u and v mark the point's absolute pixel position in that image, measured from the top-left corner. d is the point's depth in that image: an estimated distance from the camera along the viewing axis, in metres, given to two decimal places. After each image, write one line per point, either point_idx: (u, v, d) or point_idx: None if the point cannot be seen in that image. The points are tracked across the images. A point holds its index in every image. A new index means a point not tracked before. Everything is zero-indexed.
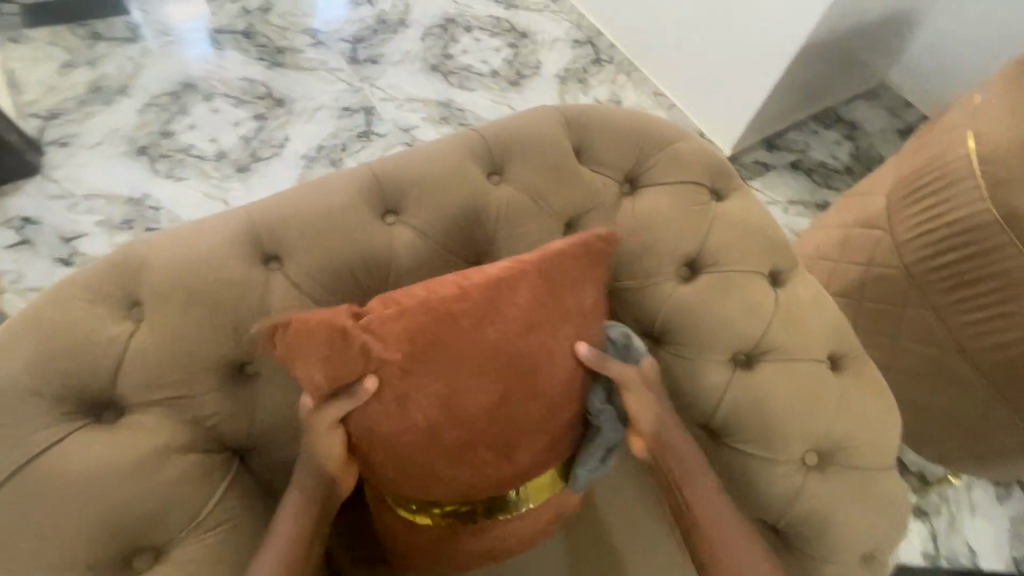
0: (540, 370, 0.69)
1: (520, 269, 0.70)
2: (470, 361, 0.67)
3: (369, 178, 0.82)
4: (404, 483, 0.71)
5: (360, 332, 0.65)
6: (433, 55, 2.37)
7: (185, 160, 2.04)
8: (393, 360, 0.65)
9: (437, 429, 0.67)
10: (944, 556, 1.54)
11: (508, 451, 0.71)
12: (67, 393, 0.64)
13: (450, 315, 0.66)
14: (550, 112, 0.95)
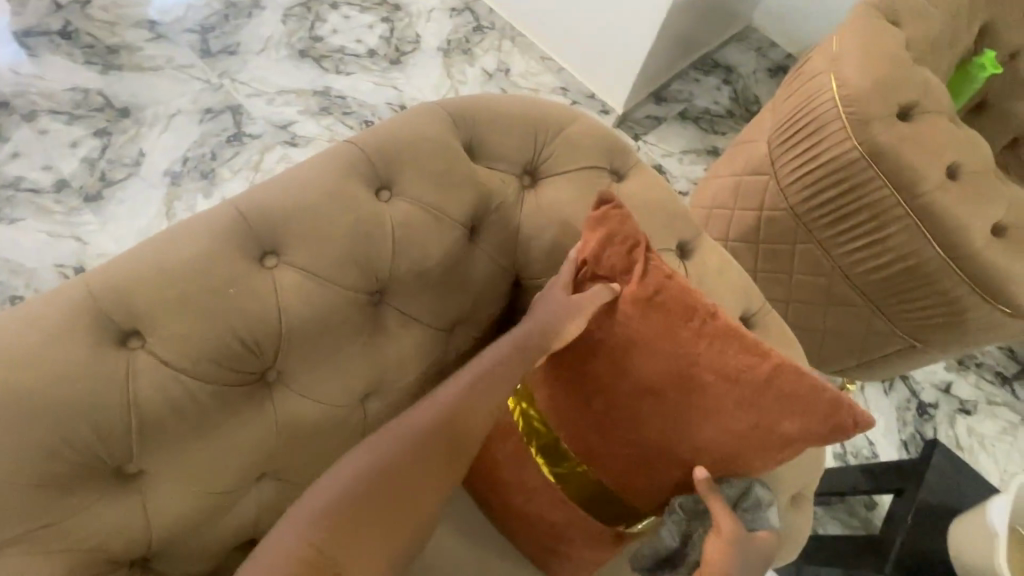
0: (698, 405, 0.74)
1: (770, 357, 0.75)
2: (669, 352, 0.75)
3: (236, 218, 0.70)
4: (544, 379, 0.82)
5: (636, 271, 0.78)
6: (299, 39, 2.14)
7: (15, 197, 1.72)
8: (624, 307, 0.77)
9: (590, 369, 0.78)
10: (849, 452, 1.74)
11: (613, 427, 0.78)
12: None
13: (692, 319, 0.75)
14: (432, 108, 0.87)
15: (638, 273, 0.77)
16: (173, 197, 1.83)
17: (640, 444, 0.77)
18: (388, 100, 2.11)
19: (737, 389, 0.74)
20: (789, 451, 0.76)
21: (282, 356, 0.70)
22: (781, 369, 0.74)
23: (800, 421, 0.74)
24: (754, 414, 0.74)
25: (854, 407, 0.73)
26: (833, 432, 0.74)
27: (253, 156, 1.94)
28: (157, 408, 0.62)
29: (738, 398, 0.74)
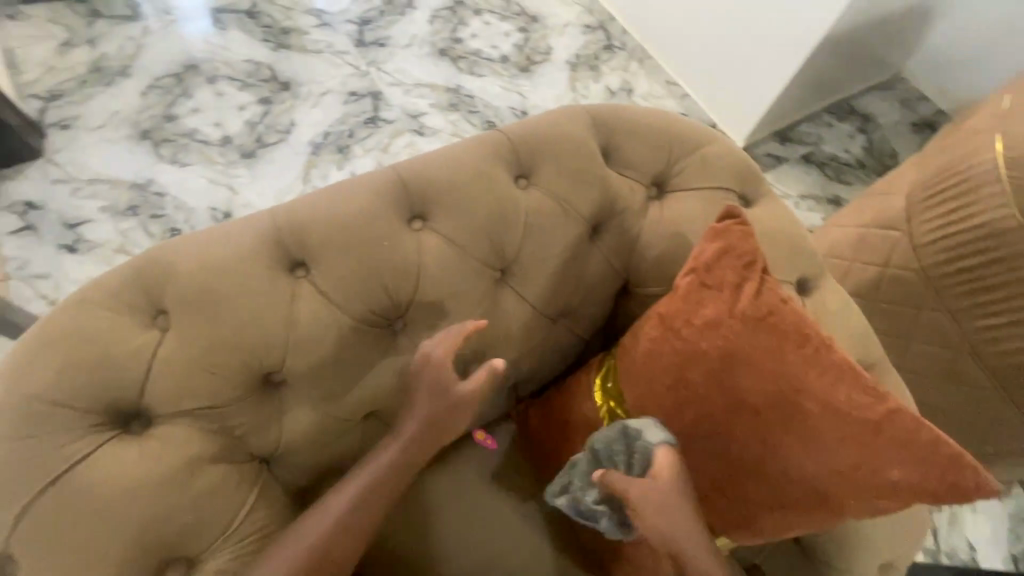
0: (798, 431, 0.72)
1: (881, 397, 0.72)
2: (777, 373, 0.72)
3: (395, 182, 0.80)
4: (630, 376, 0.80)
5: (752, 284, 0.74)
6: (442, 39, 2.31)
7: (189, 145, 2.01)
8: (734, 318, 0.73)
9: (685, 376, 0.75)
10: (944, 552, 1.55)
11: (702, 440, 0.76)
12: (94, 403, 0.62)
13: (805, 343, 0.73)
14: (577, 111, 0.92)
15: (754, 291, 0.74)
16: (311, 166, 2.04)
17: (731, 459, 0.76)
18: (512, 104, 2.22)
19: (846, 428, 0.71)
20: (888, 501, 0.72)
21: (414, 307, 0.78)
22: (897, 416, 0.71)
23: (912, 472, 0.70)
24: (860, 454, 0.71)
25: (973, 470, 0.69)
26: (949, 492, 0.69)
27: (384, 140, 2.12)
28: (309, 329, 0.71)
29: (841, 434, 0.71)
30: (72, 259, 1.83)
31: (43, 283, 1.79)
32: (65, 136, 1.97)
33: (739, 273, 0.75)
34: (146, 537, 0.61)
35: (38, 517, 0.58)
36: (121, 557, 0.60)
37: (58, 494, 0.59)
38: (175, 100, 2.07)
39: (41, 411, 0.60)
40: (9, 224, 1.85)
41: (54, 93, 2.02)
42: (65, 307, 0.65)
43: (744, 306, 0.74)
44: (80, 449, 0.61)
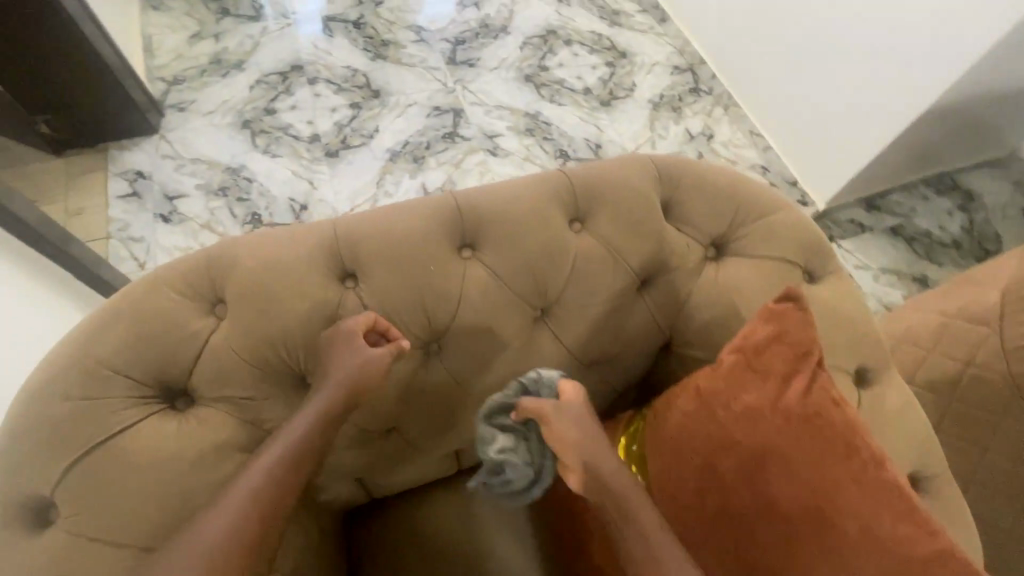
0: (834, 550, 0.66)
1: (931, 529, 0.66)
2: (816, 479, 0.68)
3: (452, 209, 0.81)
4: (659, 450, 0.77)
5: (802, 377, 0.71)
6: (528, 65, 2.37)
7: (282, 138, 2.18)
8: (777, 410, 0.70)
9: (715, 462, 0.72)
10: None
11: (723, 534, 0.71)
12: (149, 376, 0.68)
13: (852, 453, 0.68)
14: (644, 160, 0.91)
15: (805, 386, 0.70)
16: (387, 171, 2.14)
17: (749, 560, 0.69)
18: (587, 136, 2.23)
19: (883, 558, 0.65)
20: None
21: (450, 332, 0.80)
22: (949, 556, 0.64)
23: None
24: None
25: None
26: None
27: (457, 155, 2.19)
28: None
29: (881, 562, 0.65)
30: (165, 227, 2.01)
31: (136, 245, 1.98)
32: (179, 117, 2.19)
33: (788, 362, 0.71)
34: (168, 512, 0.64)
35: (76, 473, 0.63)
36: (143, 527, 0.62)
37: (98, 455, 0.63)
38: (277, 96, 2.25)
39: (102, 375, 0.66)
40: (120, 188, 2.06)
41: (178, 78, 2.26)
42: (140, 284, 0.71)
43: (791, 398, 0.70)
44: (126, 417, 0.66)
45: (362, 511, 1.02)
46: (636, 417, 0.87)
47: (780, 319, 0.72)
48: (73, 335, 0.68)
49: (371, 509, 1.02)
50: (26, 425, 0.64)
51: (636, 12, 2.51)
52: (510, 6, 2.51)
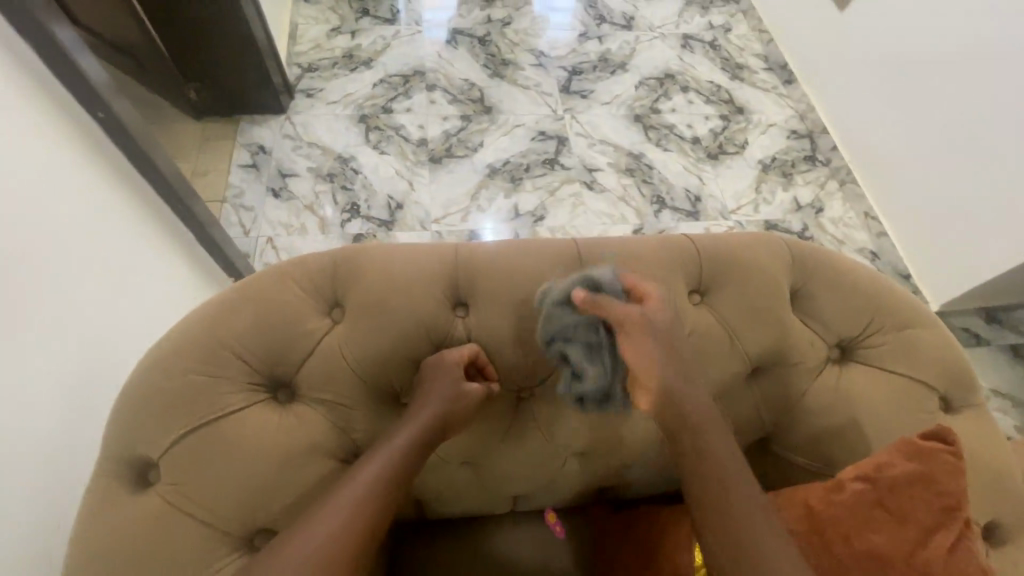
0: None
1: None
2: None
3: (574, 258, 0.80)
4: None
5: (947, 529, 0.64)
6: (641, 105, 2.35)
7: (392, 137, 2.27)
8: (911, 563, 0.63)
9: None
10: None
11: None
12: (263, 365, 0.70)
13: None
14: (778, 243, 0.86)
15: (949, 545, 0.63)
16: (483, 186, 2.18)
17: None
18: (688, 186, 2.17)
19: None
20: None
21: (550, 380, 0.78)
22: None
23: None
24: None
25: None
26: None
27: (554, 183, 2.18)
28: None
29: None
30: (273, 201, 2.15)
31: (245, 213, 2.12)
32: (305, 102, 2.35)
33: (931, 509, 0.65)
34: (254, 501, 0.66)
35: (182, 448, 0.65)
36: (229, 509, 0.65)
37: (204, 433, 0.66)
38: (396, 97, 2.36)
39: (222, 355, 0.69)
40: (242, 158, 2.23)
41: (312, 66, 2.42)
42: (270, 274, 0.74)
43: (931, 557, 0.63)
44: (235, 402, 0.68)
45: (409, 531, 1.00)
46: None
47: (928, 461, 0.65)
48: (202, 310, 0.71)
49: (419, 534, 1.00)
50: (147, 389, 0.67)
51: (761, 69, 2.43)
52: (632, 45, 2.50)
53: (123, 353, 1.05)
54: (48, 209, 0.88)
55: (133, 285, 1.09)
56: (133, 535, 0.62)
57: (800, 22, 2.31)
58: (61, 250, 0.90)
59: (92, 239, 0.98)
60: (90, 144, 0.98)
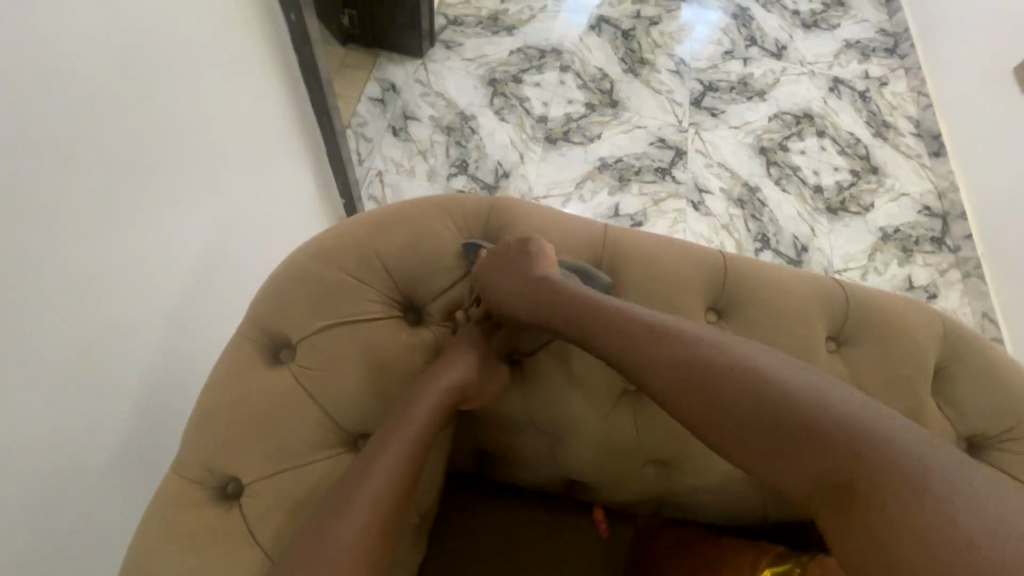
0: None
1: None
2: None
3: (719, 270, 0.78)
4: None
5: None
6: (770, 138, 2.24)
7: (515, 107, 2.28)
8: None
9: None
10: None
11: None
12: (404, 283, 0.74)
13: None
14: (933, 314, 0.80)
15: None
16: (590, 177, 2.16)
17: None
18: (797, 234, 2.06)
19: None
20: None
21: None
22: None
23: None
24: None
25: None
26: None
27: (660, 194, 2.13)
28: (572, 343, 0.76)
29: None
30: (390, 139, 2.22)
31: (364, 143, 2.21)
32: (442, 53, 2.39)
33: None
34: (367, 408, 0.69)
35: (320, 336, 0.70)
36: (345, 408, 0.68)
37: (339, 332, 0.70)
38: (529, 69, 2.37)
39: (371, 266, 0.72)
40: (373, 91, 2.31)
41: (457, 20, 2.47)
42: (426, 204, 0.77)
43: None
44: (374, 309, 0.72)
45: (464, 484, 1.03)
46: (787, 558, 0.79)
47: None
48: (359, 220, 0.75)
49: (469, 493, 1.03)
50: (300, 278, 0.72)
51: (909, 133, 2.26)
52: (778, 74, 2.38)
53: (249, 237, 1.12)
54: (211, 98, 0.92)
55: (265, 179, 1.15)
56: (257, 401, 0.67)
57: (966, 94, 2.11)
58: (212, 139, 0.94)
59: (244, 134, 1.03)
60: (273, 44, 1.05)
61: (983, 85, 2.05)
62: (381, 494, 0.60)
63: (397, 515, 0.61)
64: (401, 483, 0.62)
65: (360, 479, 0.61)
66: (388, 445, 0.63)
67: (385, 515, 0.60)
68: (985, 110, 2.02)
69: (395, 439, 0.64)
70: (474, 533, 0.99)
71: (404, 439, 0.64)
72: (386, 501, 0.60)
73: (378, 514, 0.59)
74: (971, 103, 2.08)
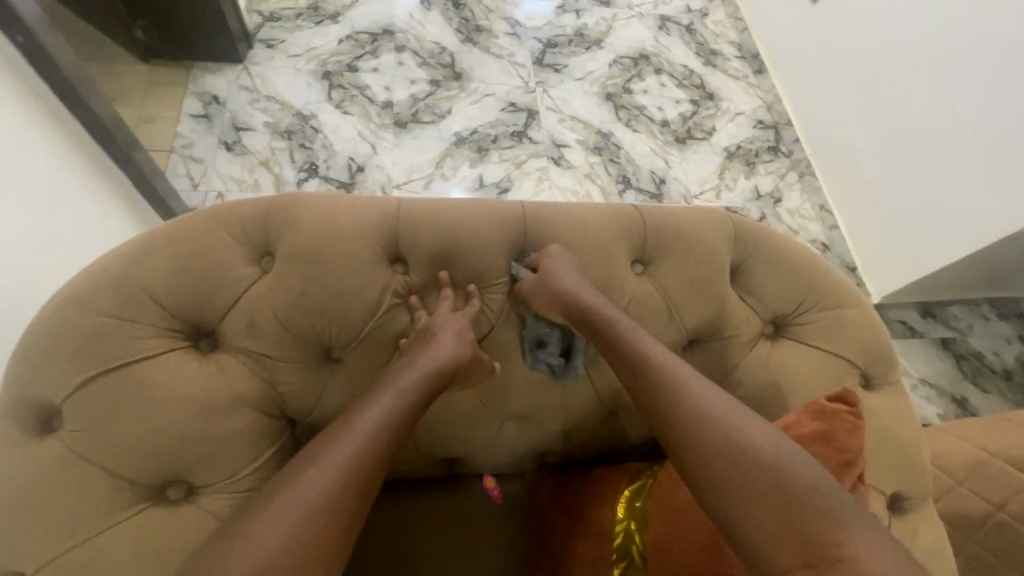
0: None
1: None
2: None
3: (518, 219, 0.78)
4: (669, 528, 0.71)
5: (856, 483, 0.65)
6: (613, 84, 2.18)
7: (356, 97, 2.04)
8: None
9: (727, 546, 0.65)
10: (956, 415, 1.63)
11: None
12: (182, 311, 0.67)
13: None
14: (723, 217, 0.87)
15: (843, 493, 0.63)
16: (448, 155, 1.97)
17: None
18: (653, 168, 2.01)
19: None
20: None
21: (490, 337, 0.77)
22: None
23: None
24: None
25: None
26: None
27: (521, 156, 2.00)
28: (382, 329, 0.72)
29: None
30: (226, 159, 1.88)
31: (195, 166, 1.86)
32: (265, 53, 2.09)
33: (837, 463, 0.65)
34: (163, 454, 0.63)
35: (90, 391, 0.62)
36: (137, 461, 0.62)
37: (112, 380, 0.63)
38: (363, 55, 2.13)
39: (136, 301, 0.65)
40: (192, 107, 1.95)
41: (274, 15, 2.17)
42: (192, 220, 0.70)
43: None
44: (152, 345, 0.65)
45: None
46: (644, 472, 0.83)
47: (830, 419, 0.67)
48: (117, 252, 0.67)
49: None
50: (55, 330, 0.63)
51: (734, 57, 2.30)
52: (610, 21, 2.34)
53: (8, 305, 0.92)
54: None
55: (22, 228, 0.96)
56: (28, 482, 0.59)
57: (887, 82, 1.69)
58: None
59: None
60: None
61: (914, 75, 1.60)
62: (321, 507, 0.54)
63: (346, 539, 0.55)
64: (353, 493, 0.56)
65: (297, 491, 0.55)
66: (335, 448, 0.58)
67: (333, 540, 0.53)
68: (908, 103, 1.62)
69: (340, 446, 0.58)
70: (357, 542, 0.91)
71: (324, 475, 0.56)
72: (335, 515, 0.54)
73: (321, 535, 0.53)
74: (892, 91, 1.67)
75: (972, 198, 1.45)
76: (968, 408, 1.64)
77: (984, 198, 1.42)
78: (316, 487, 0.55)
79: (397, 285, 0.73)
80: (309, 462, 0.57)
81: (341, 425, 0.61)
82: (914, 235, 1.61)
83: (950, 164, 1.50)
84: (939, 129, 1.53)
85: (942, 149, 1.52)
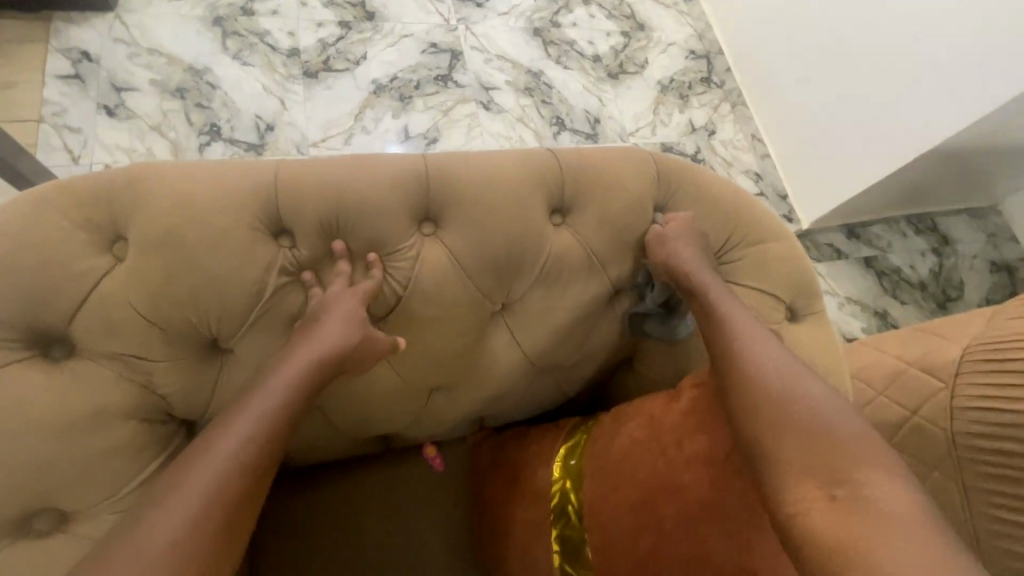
0: None
1: None
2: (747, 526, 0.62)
3: (419, 176, 0.70)
4: (606, 481, 0.71)
5: None
6: (540, 17, 2.03)
7: (256, 45, 1.80)
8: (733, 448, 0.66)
9: (660, 494, 0.66)
10: (879, 326, 1.72)
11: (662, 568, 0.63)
12: (17, 316, 0.56)
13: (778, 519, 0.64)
14: (644, 156, 0.82)
15: None
16: (367, 105, 1.80)
17: None
18: (587, 107, 1.92)
19: None
20: None
21: (400, 309, 0.70)
22: None
23: None
24: None
25: None
26: None
27: (448, 102, 1.85)
28: (271, 314, 0.64)
29: None
30: (107, 124, 1.63)
31: (71, 135, 1.61)
32: None
33: None
34: (18, 484, 0.55)
35: None
36: None
37: None
38: None
39: None
40: (57, 66, 1.67)
41: None
42: (15, 208, 0.58)
43: None
44: None
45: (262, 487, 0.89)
46: (578, 429, 0.81)
47: None
48: None
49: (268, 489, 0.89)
50: None
51: None
52: None
53: None
54: None
55: None
56: None
57: None
58: None
59: None
60: None
61: None
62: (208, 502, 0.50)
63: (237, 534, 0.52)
64: (218, 511, 0.50)
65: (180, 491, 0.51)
66: (208, 456, 0.53)
67: (196, 567, 0.48)
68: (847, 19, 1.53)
69: (201, 466, 0.52)
70: (284, 534, 0.86)
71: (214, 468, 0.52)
72: (201, 530, 0.49)
73: (177, 566, 0.47)
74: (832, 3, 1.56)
75: (894, 128, 1.43)
76: (888, 320, 1.74)
77: (908, 124, 1.40)
78: (171, 513, 0.49)
79: (286, 258, 0.64)
80: (166, 485, 0.51)
81: (207, 438, 0.54)
82: (842, 160, 1.60)
83: (879, 90, 1.46)
84: (872, 54, 1.46)
85: (873, 75, 1.47)
